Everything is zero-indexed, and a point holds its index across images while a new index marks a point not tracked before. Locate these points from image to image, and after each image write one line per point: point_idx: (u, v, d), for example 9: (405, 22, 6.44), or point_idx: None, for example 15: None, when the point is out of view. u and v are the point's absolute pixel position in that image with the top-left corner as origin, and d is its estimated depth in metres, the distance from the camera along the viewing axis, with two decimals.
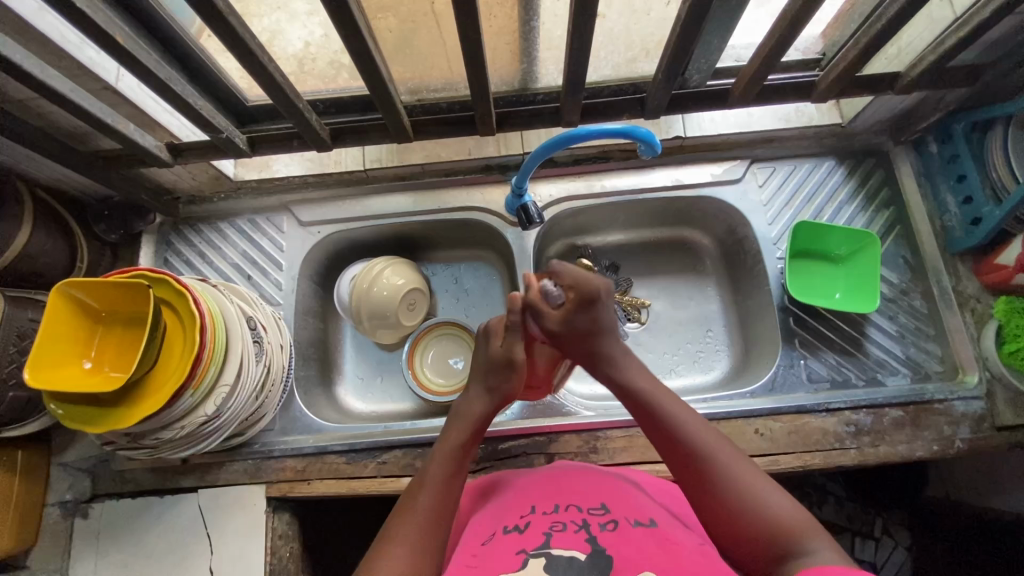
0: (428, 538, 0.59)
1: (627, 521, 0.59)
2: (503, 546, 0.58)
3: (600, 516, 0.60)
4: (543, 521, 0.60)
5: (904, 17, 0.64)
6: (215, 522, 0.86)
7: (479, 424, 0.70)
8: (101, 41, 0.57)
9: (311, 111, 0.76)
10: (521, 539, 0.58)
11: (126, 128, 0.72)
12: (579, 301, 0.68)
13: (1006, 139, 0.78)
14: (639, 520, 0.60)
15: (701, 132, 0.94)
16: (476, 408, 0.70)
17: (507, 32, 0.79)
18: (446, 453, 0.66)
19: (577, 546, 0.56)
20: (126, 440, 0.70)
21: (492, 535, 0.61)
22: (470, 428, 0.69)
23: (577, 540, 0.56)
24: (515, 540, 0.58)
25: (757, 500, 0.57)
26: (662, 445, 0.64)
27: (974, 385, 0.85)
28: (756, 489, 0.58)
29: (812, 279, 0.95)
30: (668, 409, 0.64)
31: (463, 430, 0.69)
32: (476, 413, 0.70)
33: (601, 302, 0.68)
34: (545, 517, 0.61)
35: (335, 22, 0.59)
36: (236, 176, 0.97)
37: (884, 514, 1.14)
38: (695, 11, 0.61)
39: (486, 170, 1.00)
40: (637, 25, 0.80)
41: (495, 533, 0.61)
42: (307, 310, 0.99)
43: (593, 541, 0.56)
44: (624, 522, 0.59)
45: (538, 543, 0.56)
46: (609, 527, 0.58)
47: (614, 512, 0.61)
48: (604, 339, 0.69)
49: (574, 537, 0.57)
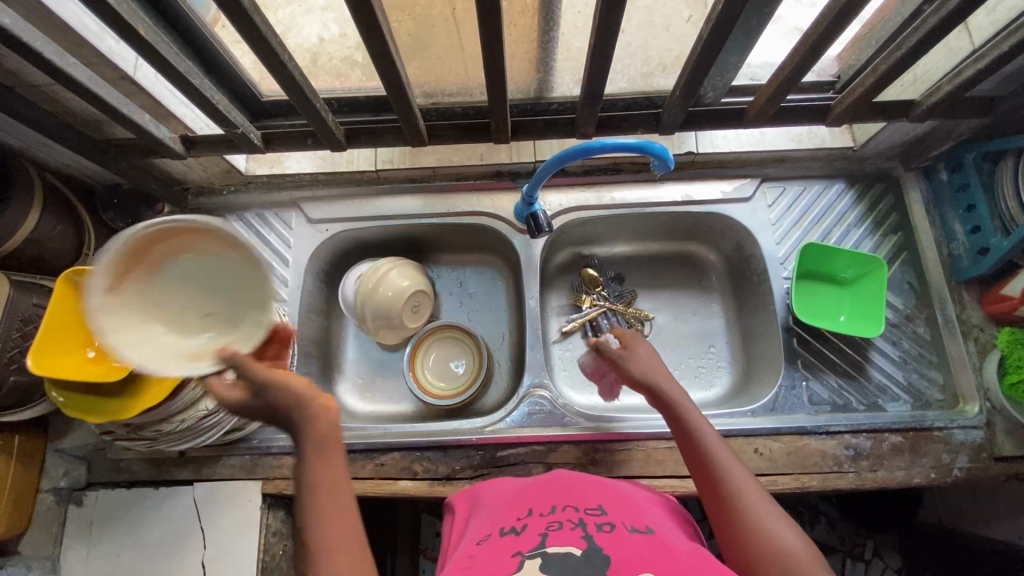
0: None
1: (623, 525, 0.59)
2: (500, 546, 0.57)
3: (596, 517, 0.60)
4: (539, 522, 0.60)
5: (924, 46, 0.64)
6: (209, 516, 0.85)
7: (329, 435, 0.56)
8: (123, 33, 0.57)
9: (327, 111, 0.77)
10: (517, 539, 0.58)
11: (142, 119, 0.72)
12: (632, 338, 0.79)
13: (1016, 171, 0.79)
14: (635, 526, 0.60)
15: (713, 148, 0.94)
16: (303, 428, 0.56)
17: (526, 42, 0.85)
18: (324, 491, 0.55)
19: (573, 542, 0.55)
20: (126, 430, 0.71)
21: (488, 536, 0.60)
22: (334, 445, 0.57)
23: (573, 537, 0.56)
24: (511, 541, 0.58)
25: (775, 536, 0.57)
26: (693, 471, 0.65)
27: (974, 414, 0.85)
28: (775, 526, 0.58)
29: (816, 301, 0.95)
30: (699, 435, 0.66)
31: (328, 454, 0.56)
32: (317, 431, 0.56)
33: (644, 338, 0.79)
34: (541, 519, 0.61)
35: (358, 25, 0.59)
36: (247, 170, 0.97)
37: (875, 536, 1.14)
38: (717, 31, 0.61)
39: (497, 176, 1.01)
40: (656, 41, 0.85)
41: (491, 535, 0.61)
42: (311, 307, 0.99)
43: (589, 540, 0.56)
44: (620, 526, 0.59)
45: (534, 544, 0.56)
46: (605, 527, 0.58)
47: (611, 516, 0.61)
48: (658, 366, 0.74)
49: (570, 535, 0.57)
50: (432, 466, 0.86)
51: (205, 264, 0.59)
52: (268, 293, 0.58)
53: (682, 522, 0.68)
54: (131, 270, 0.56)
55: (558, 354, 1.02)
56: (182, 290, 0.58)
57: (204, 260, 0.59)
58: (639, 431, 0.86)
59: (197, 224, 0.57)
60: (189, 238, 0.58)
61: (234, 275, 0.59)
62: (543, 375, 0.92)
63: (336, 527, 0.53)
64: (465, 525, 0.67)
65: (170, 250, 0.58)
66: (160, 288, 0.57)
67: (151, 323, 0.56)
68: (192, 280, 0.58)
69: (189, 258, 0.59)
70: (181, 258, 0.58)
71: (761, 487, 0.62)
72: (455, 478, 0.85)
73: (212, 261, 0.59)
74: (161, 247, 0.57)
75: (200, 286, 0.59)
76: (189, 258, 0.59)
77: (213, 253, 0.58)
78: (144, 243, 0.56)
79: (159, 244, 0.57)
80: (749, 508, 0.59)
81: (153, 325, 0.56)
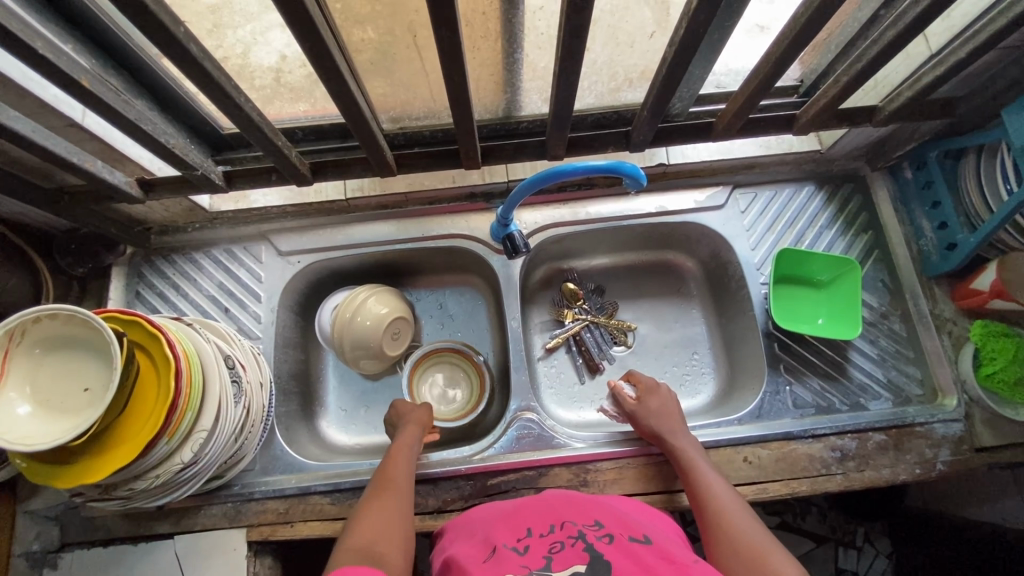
0: (384, 527, 0.67)
1: (622, 536, 0.59)
2: (502, 564, 0.56)
3: (595, 531, 0.60)
4: (540, 543, 0.59)
5: (882, 58, 0.65)
6: (193, 569, 0.82)
7: (423, 427, 0.86)
8: (65, 86, 0.53)
9: (289, 146, 0.74)
10: (521, 556, 0.57)
11: (94, 166, 0.69)
12: (648, 388, 0.86)
13: (978, 166, 0.81)
14: (634, 536, 0.60)
15: (684, 159, 0.94)
16: (420, 416, 0.87)
17: (491, 64, 0.79)
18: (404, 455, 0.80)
19: (577, 560, 0.55)
20: (97, 491, 0.68)
21: (492, 550, 0.60)
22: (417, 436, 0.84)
23: (575, 554, 0.56)
24: (515, 557, 0.57)
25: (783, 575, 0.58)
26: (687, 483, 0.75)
27: (953, 407, 0.87)
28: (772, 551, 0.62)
29: (794, 304, 0.96)
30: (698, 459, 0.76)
31: (406, 444, 0.82)
32: (423, 418, 0.87)
33: (662, 389, 0.86)
34: (541, 538, 0.60)
35: (314, 63, 0.57)
36: (211, 207, 0.94)
37: (865, 523, 1.17)
38: (681, 53, 0.61)
39: (470, 197, 0.99)
40: (621, 58, 0.80)
41: (494, 549, 0.60)
42: (287, 342, 0.97)
43: (593, 554, 0.56)
44: (619, 537, 0.59)
45: (540, 562, 0.56)
46: (604, 540, 0.58)
47: (610, 528, 0.61)
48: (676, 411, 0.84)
49: (572, 553, 0.56)
50: (421, 500, 0.84)
51: (52, 350, 0.65)
52: (82, 343, 0.65)
53: (673, 530, 0.67)
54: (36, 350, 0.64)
55: (544, 372, 1.01)
56: (36, 381, 0.63)
57: (55, 346, 0.65)
58: (626, 448, 0.86)
59: (42, 313, 0.62)
60: (36, 320, 0.63)
61: (54, 338, 0.64)
62: (529, 398, 0.91)
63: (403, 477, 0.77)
64: (457, 548, 0.65)
65: (43, 330, 0.64)
66: (24, 381, 0.63)
67: (20, 408, 0.62)
68: (32, 353, 0.64)
69: (40, 345, 0.64)
70: (38, 349, 0.64)
71: (793, 558, 0.61)
72: (447, 509, 0.84)
73: (78, 335, 0.65)
74: (25, 343, 0.63)
75: (89, 347, 0.65)
76: (44, 349, 0.64)
77: (82, 330, 0.64)
78: (3, 343, 0.61)
79: (18, 338, 0.62)
80: (771, 562, 0.60)
81: (13, 410, 0.61)
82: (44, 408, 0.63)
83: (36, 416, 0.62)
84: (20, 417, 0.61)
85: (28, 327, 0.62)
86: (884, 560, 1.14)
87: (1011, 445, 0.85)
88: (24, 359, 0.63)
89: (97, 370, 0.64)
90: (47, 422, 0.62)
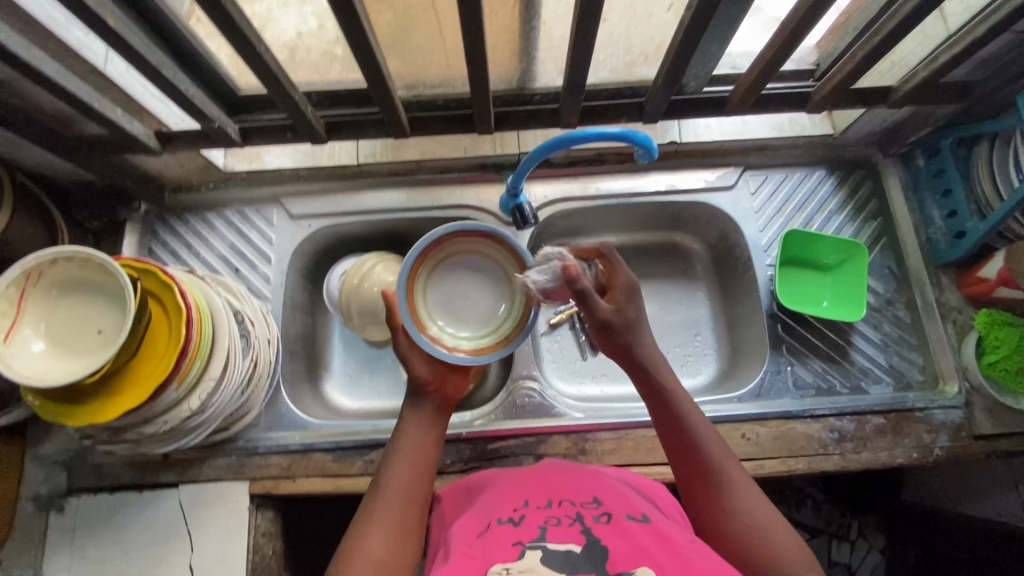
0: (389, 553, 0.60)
1: (619, 513, 0.60)
2: (498, 538, 0.58)
3: (592, 509, 0.61)
4: (537, 515, 0.60)
5: (897, 34, 0.66)
6: (196, 518, 0.84)
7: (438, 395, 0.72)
8: (91, 24, 0.55)
9: (307, 104, 0.75)
10: (517, 531, 0.58)
11: (114, 114, 0.70)
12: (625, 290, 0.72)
13: (991, 154, 0.81)
14: (631, 513, 0.61)
15: (696, 137, 0.96)
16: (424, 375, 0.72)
17: (508, 31, 0.80)
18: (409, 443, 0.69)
19: (572, 538, 0.57)
20: (106, 433, 0.70)
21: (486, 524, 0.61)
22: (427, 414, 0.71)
23: (571, 532, 0.57)
24: (510, 531, 0.58)
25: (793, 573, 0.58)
26: (683, 456, 0.68)
27: (954, 394, 0.87)
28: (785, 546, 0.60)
29: (803, 287, 0.95)
30: (703, 434, 0.68)
31: (414, 428, 0.70)
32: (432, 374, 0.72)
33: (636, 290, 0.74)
34: (538, 511, 0.61)
35: (337, 15, 0.58)
36: (226, 166, 0.98)
37: (860, 518, 1.17)
38: (698, 21, 0.62)
39: (481, 168, 1.00)
40: (638, 30, 0.81)
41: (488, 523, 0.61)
42: (294, 305, 0.98)
43: (588, 534, 0.57)
44: (616, 514, 0.60)
45: (534, 535, 0.57)
46: (602, 519, 0.59)
47: (607, 504, 0.62)
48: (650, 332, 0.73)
49: (568, 529, 0.58)
50: None
51: (67, 290, 0.66)
52: (97, 283, 0.66)
53: (667, 505, 0.68)
54: (53, 288, 0.65)
55: (547, 346, 1.02)
56: (52, 320, 0.65)
57: (71, 289, 0.66)
58: (627, 420, 0.87)
59: (59, 254, 0.64)
60: (54, 262, 0.64)
61: (69, 278, 0.66)
62: (531, 368, 0.92)
63: (408, 470, 0.67)
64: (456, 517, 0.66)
65: (58, 270, 0.65)
66: (40, 319, 0.64)
67: (37, 344, 0.63)
68: (48, 291, 0.65)
69: (56, 287, 0.65)
70: (55, 291, 0.65)
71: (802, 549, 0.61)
72: (446, 472, 0.85)
73: (94, 278, 0.66)
74: (42, 283, 0.64)
75: (103, 286, 0.66)
76: (60, 291, 0.66)
77: (98, 274, 0.66)
78: (20, 283, 0.62)
79: (35, 279, 0.64)
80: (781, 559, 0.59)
81: (28, 346, 0.62)
82: (64, 343, 0.64)
83: (53, 352, 0.63)
84: (36, 353, 0.62)
85: (43, 267, 0.64)
86: (877, 554, 1.14)
87: (1010, 433, 0.86)
88: (41, 296, 0.64)
89: (114, 310, 0.66)
90: (61, 361, 0.63)
